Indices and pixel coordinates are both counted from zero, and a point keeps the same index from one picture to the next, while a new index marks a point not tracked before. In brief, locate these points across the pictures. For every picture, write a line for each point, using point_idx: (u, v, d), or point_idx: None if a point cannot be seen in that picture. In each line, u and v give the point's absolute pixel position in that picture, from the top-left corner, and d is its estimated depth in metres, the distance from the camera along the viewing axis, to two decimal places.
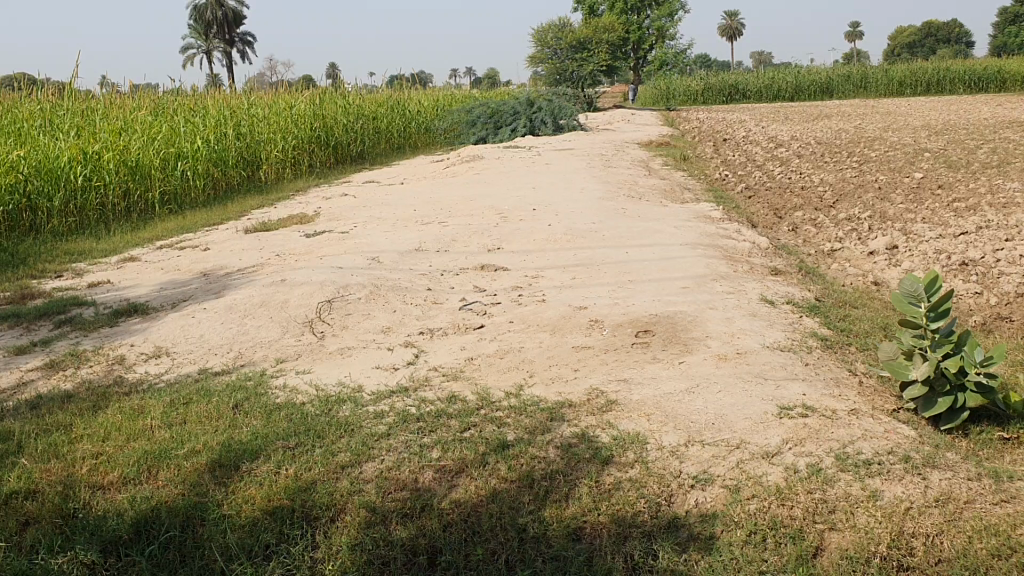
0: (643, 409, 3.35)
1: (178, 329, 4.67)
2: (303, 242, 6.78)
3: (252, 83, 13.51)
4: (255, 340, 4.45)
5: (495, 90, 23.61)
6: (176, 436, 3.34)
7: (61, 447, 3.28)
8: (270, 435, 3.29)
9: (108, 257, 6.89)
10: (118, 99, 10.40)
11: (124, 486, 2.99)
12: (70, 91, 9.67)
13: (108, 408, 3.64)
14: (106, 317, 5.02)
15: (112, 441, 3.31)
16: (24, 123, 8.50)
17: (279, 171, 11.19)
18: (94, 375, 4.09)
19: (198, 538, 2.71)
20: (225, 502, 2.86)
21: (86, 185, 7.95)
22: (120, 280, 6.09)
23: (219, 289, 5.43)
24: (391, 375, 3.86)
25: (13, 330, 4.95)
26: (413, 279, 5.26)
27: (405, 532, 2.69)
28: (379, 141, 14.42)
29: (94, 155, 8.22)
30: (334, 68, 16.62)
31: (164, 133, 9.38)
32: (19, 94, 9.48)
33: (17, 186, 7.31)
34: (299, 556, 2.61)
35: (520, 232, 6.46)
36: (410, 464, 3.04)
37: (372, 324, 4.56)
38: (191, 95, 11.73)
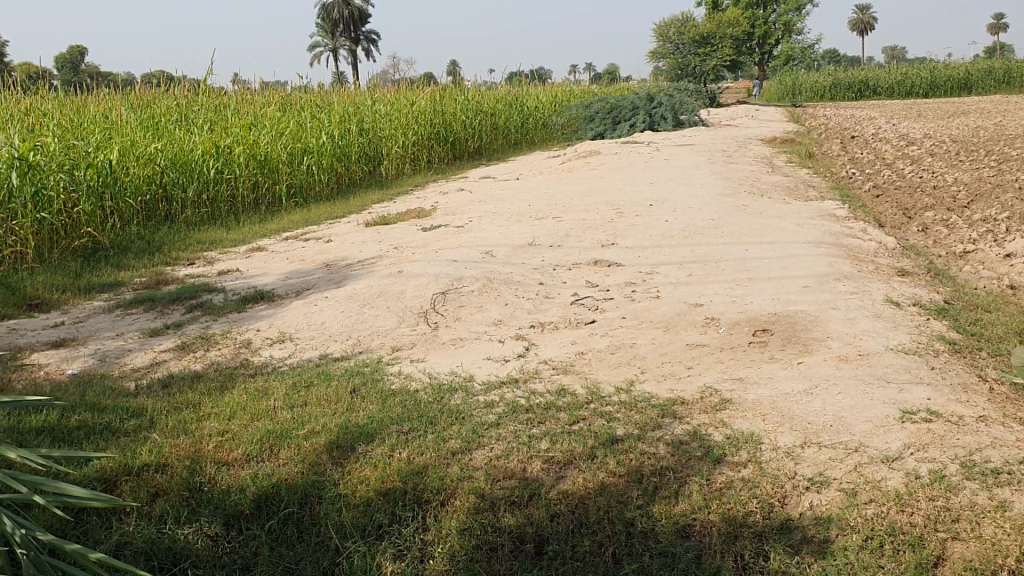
0: (759, 409, 3.29)
1: (301, 316, 4.84)
2: (421, 235, 6.91)
3: (376, 80, 13.84)
4: (373, 328, 4.57)
5: (614, 86, 23.45)
6: (296, 416, 3.47)
7: (190, 424, 3.45)
8: (385, 419, 3.38)
9: (237, 246, 7.19)
10: (249, 95, 10.83)
11: (246, 463, 3.13)
12: (204, 87, 10.11)
13: (234, 389, 3.81)
14: (234, 303, 5.24)
15: (237, 420, 3.46)
16: (163, 118, 8.93)
17: (399, 167, 11.45)
18: (222, 357, 4.28)
19: (314, 516, 2.81)
20: (341, 482, 2.96)
21: (219, 178, 8.31)
22: (249, 268, 6.34)
23: (340, 279, 5.59)
24: (502, 366, 3.90)
25: (148, 313, 5.22)
26: (527, 273, 5.29)
27: (513, 519, 2.72)
28: (497, 137, 14.57)
29: (226, 149, 8.58)
30: (455, 66, 16.87)
31: (292, 128, 9.72)
32: (159, 88, 9.96)
33: (154, 177, 7.69)
34: (410, 537, 2.68)
35: (636, 228, 6.42)
36: (519, 453, 3.07)
37: (484, 317, 4.61)
38: (318, 92, 12.11)
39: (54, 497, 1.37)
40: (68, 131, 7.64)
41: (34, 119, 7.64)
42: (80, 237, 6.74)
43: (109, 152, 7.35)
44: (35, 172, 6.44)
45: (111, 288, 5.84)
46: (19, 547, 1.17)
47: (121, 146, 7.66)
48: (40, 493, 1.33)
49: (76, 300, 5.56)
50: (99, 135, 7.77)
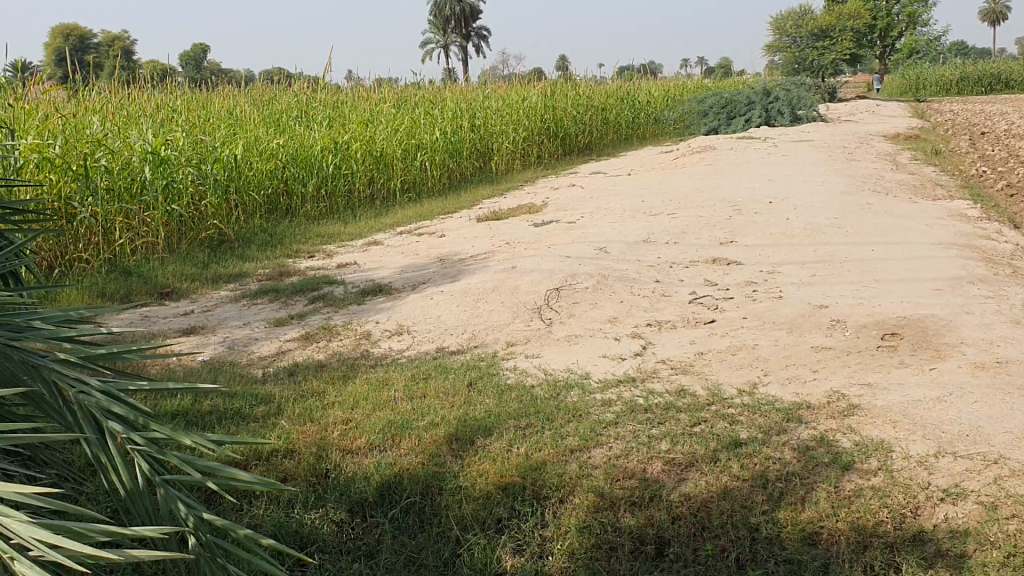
0: (889, 416, 3.18)
1: (419, 309, 4.92)
2: (534, 230, 6.94)
3: (487, 77, 13.95)
4: (488, 322, 4.61)
5: (726, 80, 22.95)
6: (415, 408, 3.53)
7: (315, 412, 3.55)
8: (503, 414, 3.40)
9: (354, 240, 7.36)
10: (365, 91, 11.07)
11: (369, 452, 3.20)
12: (323, 84, 10.38)
13: (356, 379, 3.90)
14: (354, 296, 5.36)
15: (359, 409, 3.54)
16: (284, 113, 9.20)
17: (510, 163, 11.52)
18: (343, 348, 4.39)
19: (435, 506, 2.85)
20: (461, 474, 2.99)
21: (336, 173, 8.53)
22: (366, 262, 6.48)
23: (455, 273, 5.66)
24: (619, 364, 3.88)
25: (273, 303, 5.40)
26: (643, 270, 5.24)
27: (634, 520, 2.70)
28: (607, 132, 14.50)
29: (344, 145, 8.80)
30: (565, 61, 16.88)
31: (406, 125, 9.89)
32: (280, 84, 10.27)
33: (276, 172, 7.94)
34: (529, 533, 2.69)
35: (756, 225, 6.29)
36: (639, 453, 3.04)
37: (600, 314, 4.59)
38: (431, 88, 12.28)
39: (220, 482, 1.42)
40: (197, 126, 7.94)
41: (165, 114, 7.96)
42: (206, 229, 7.01)
43: (234, 148, 7.61)
44: (166, 165, 6.71)
45: (237, 279, 6.06)
46: (189, 533, 1.22)
47: (246, 141, 7.92)
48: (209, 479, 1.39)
49: (205, 290, 5.79)
50: (225, 130, 8.06)
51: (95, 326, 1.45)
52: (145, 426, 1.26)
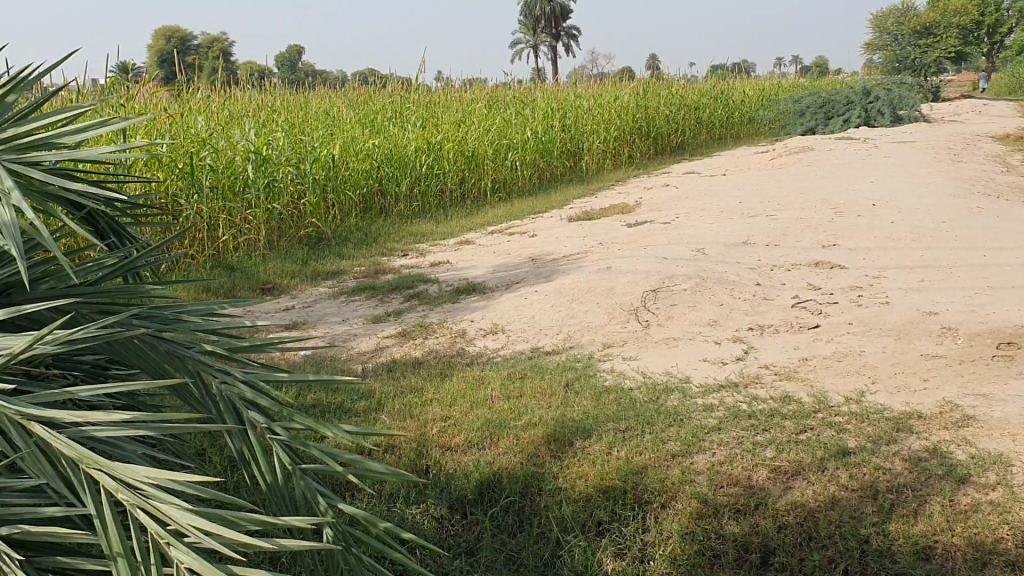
0: (1008, 428, 3.05)
1: (514, 309, 4.93)
2: (627, 230, 6.90)
3: (579, 76, 13.92)
4: (584, 323, 4.60)
5: (822, 79, 22.44)
6: (513, 407, 3.54)
7: (414, 408, 3.59)
8: (601, 416, 3.38)
9: (446, 239, 7.43)
10: (458, 91, 11.16)
11: (468, 450, 3.22)
12: (416, 85, 10.50)
13: (453, 377, 3.93)
14: (449, 294, 5.40)
15: (458, 407, 3.57)
16: (379, 114, 9.34)
17: (601, 163, 11.46)
18: (440, 346, 4.43)
19: (535, 507, 2.85)
20: (560, 475, 2.98)
21: (429, 172, 8.62)
22: (459, 261, 6.54)
23: (549, 273, 5.66)
24: (719, 369, 3.82)
25: (370, 300, 5.49)
26: (742, 272, 5.16)
27: (738, 527, 2.65)
28: (700, 131, 14.31)
29: (437, 145, 8.89)
30: (656, 60, 16.73)
31: (498, 125, 9.95)
32: (375, 83, 10.42)
33: (371, 172, 8.07)
34: (630, 537, 2.67)
35: (859, 228, 6.13)
36: (743, 460, 2.99)
37: (698, 317, 4.53)
38: (523, 88, 12.31)
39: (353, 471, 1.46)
40: (296, 126, 8.12)
41: (266, 115, 8.16)
42: (305, 227, 7.16)
43: (331, 148, 7.75)
44: (267, 165, 6.88)
45: (335, 276, 6.17)
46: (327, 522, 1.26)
47: (343, 141, 8.06)
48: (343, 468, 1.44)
49: (303, 287, 5.91)
50: (324, 130, 8.23)
51: (237, 319, 1.51)
52: (284, 417, 1.31)
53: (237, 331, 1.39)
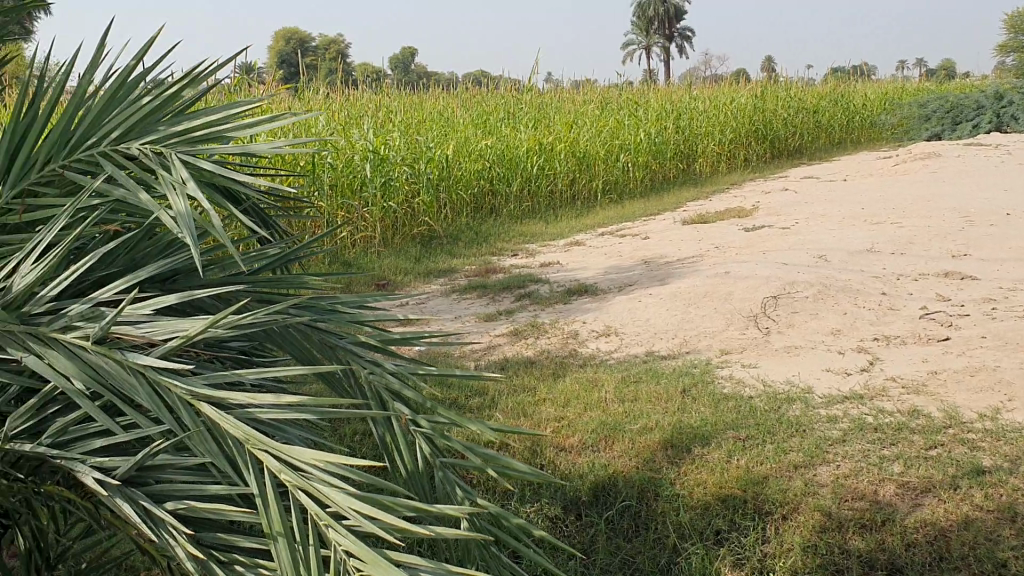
0: None
1: (628, 311, 4.90)
2: (743, 235, 6.77)
3: (693, 77, 13.71)
4: (700, 328, 4.53)
5: (948, 82, 21.54)
6: (628, 410, 3.51)
7: (528, 407, 3.58)
8: (720, 424, 3.32)
9: (557, 240, 7.42)
10: (572, 92, 11.14)
11: (583, 451, 3.19)
12: (530, 86, 10.53)
13: (567, 377, 3.92)
14: (561, 295, 5.40)
15: (572, 408, 3.55)
16: (492, 114, 9.41)
17: (715, 166, 11.26)
18: (553, 346, 4.43)
19: (651, 512, 2.80)
20: (678, 481, 2.94)
21: (540, 173, 8.64)
22: (571, 262, 6.52)
23: (663, 276, 5.59)
24: (843, 380, 3.71)
25: (482, 298, 5.53)
26: (866, 281, 4.99)
27: (864, 543, 2.56)
28: (818, 135, 13.90)
29: (549, 146, 8.91)
30: (772, 62, 16.35)
31: (611, 126, 9.89)
32: (488, 81, 10.46)
33: (483, 172, 8.12)
34: (750, 547, 2.59)
35: (991, 238, 5.86)
36: (870, 474, 2.90)
37: (820, 325, 4.41)
38: (636, 89, 12.20)
39: (496, 470, 1.49)
40: (412, 125, 8.24)
41: (383, 114, 8.31)
42: (419, 226, 7.22)
43: (446, 148, 7.85)
44: (385, 164, 6.97)
45: (446, 275, 6.21)
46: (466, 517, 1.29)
47: (457, 141, 8.15)
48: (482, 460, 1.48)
49: (415, 283, 5.97)
50: (438, 129, 8.34)
51: (384, 311, 1.54)
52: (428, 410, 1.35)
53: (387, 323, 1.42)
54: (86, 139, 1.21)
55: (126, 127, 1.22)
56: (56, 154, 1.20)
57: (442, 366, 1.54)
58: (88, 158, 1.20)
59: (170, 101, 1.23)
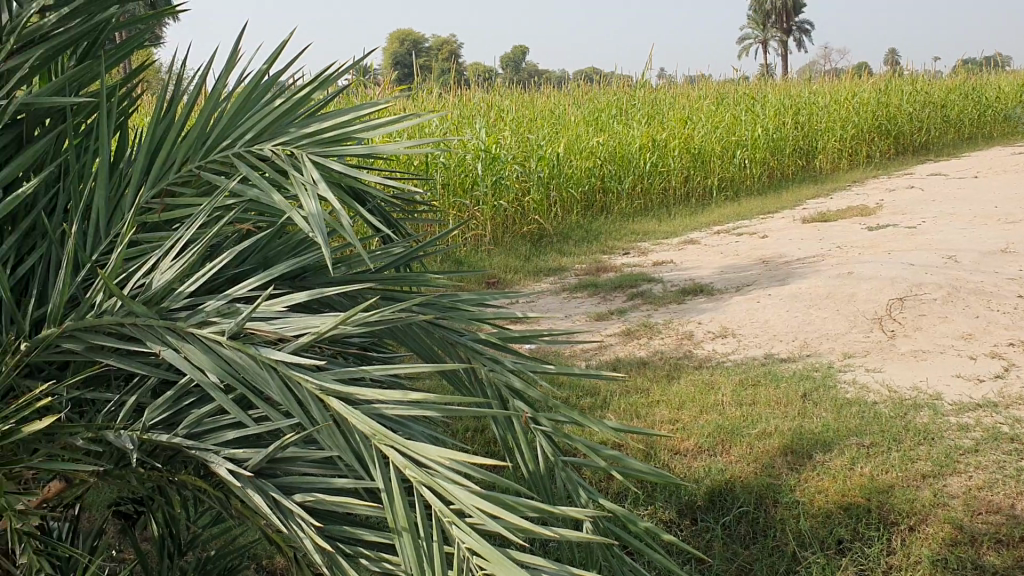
0: None
1: (745, 312, 4.79)
2: (866, 234, 6.53)
3: (812, 71, 13.31)
4: (821, 331, 4.39)
5: None
6: (747, 415, 3.42)
7: (642, 408, 3.52)
8: (843, 430, 3.21)
9: (670, 238, 7.31)
10: (686, 88, 10.97)
11: (699, 455, 3.13)
12: (643, 82, 10.41)
13: (682, 379, 3.85)
14: (675, 294, 5.32)
15: (687, 410, 3.48)
16: (605, 111, 9.34)
17: (836, 163, 10.91)
18: (667, 347, 4.37)
19: (771, 518, 2.72)
20: (798, 488, 2.85)
21: (653, 170, 8.54)
22: (685, 261, 6.42)
23: (782, 277, 5.44)
24: (975, 387, 3.54)
25: (594, 297, 5.49)
26: (1000, 283, 4.75)
27: (999, 560, 2.44)
28: (946, 130, 13.31)
29: (662, 143, 8.81)
30: (896, 54, 15.73)
31: (727, 122, 9.70)
32: (600, 77, 10.39)
33: (595, 169, 8.06)
34: (874, 558, 2.49)
35: None
36: (1005, 487, 2.75)
37: (950, 329, 4.21)
38: (753, 84, 11.92)
39: (620, 470, 1.47)
40: (524, 124, 8.26)
41: (495, 113, 8.34)
42: (530, 224, 7.17)
43: (557, 146, 7.84)
44: (496, 163, 6.98)
45: (557, 273, 6.16)
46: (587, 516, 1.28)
47: (569, 139, 8.14)
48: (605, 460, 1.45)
49: (526, 281, 5.96)
50: (550, 127, 8.34)
51: (504, 309, 1.54)
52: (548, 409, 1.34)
53: (508, 320, 1.42)
54: (220, 142, 1.25)
55: (258, 128, 1.25)
56: (193, 155, 1.24)
57: (563, 365, 1.53)
58: (222, 160, 1.24)
59: (301, 103, 1.26)
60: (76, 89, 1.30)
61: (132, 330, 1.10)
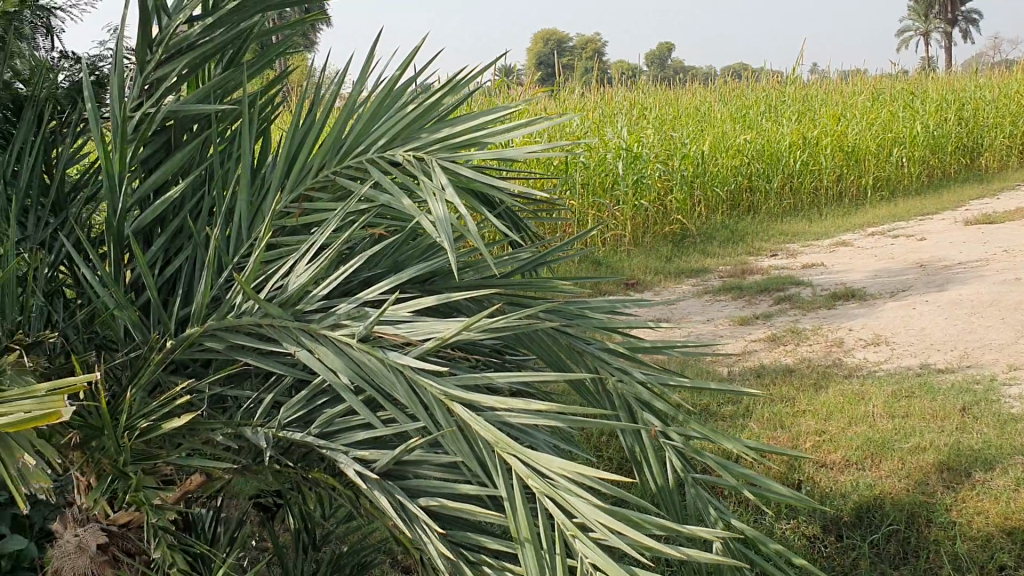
0: None
1: (899, 319, 4.55)
2: None
3: (978, 64, 12.55)
4: (984, 341, 4.12)
5: None
6: (899, 428, 3.24)
7: (786, 417, 3.37)
8: (1006, 448, 3.00)
9: (820, 240, 7.03)
10: (840, 83, 10.53)
11: (845, 469, 2.96)
12: (793, 78, 10.05)
13: (830, 389, 3.67)
14: (825, 299, 5.10)
15: (834, 422, 3.31)
16: (753, 109, 9.07)
17: (1005, 161, 10.22)
18: (814, 354, 4.19)
19: (924, 538, 2.55)
20: (955, 508, 2.67)
21: (803, 169, 8.23)
22: (835, 264, 6.16)
23: (941, 282, 5.14)
24: None
25: (738, 300, 5.33)
26: None
27: None
28: None
29: (813, 141, 8.50)
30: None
31: (883, 119, 9.27)
32: (748, 73, 10.10)
33: (742, 168, 7.85)
34: None
35: None
36: None
37: None
38: (912, 79, 11.34)
39: (751, 489, 1.43)
40: (668, 122, 8.12)
41: (638, 111, 8.21)
42: (672, 224, 7.01)
43: (702, 144, 7.67)
44: (638, 162, 6.86)
45: (700, 274, 6.00)
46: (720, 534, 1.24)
47: (713, 137, 7.96)
48: (736, 478, 1.40)
49: (667, 281, 5.82)
50: (695, 126, 8.17)
51: (638, 316, 1.49)
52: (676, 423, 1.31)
53: (638, 328, 1.38)
54: (355, 146, 1.26)
55: (392, 134, 1.25)
56: (329, 160, 1.25)
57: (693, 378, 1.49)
58: (356, 165, 1.25)
59: (432, 107, 1.25)
60: (220, 96, 1.34)
61: (269, 330, 1.12)
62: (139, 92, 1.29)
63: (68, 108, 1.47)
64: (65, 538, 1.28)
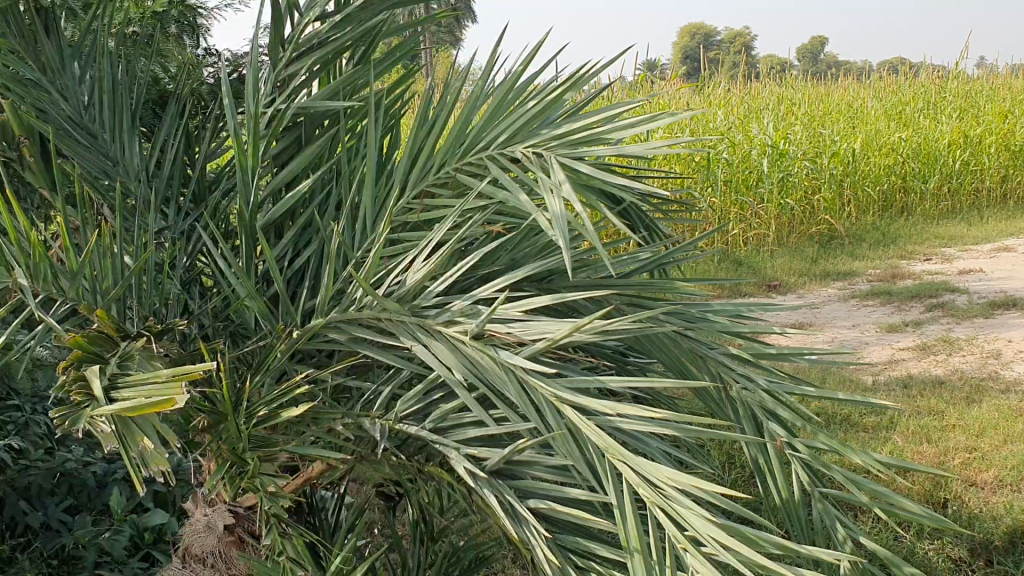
0: None
1: None
2: None
3: None
4: None
5: None
6: None
7: (934, 432, 3.17)
8: None
9: (980, 244, 6.61)
10: (1009, 78, 9.86)
11: (999, 490, 2.75)
12: (957, 72, 9.48)
13: (984, 404, 3.44)
14: (982, 307, 4.79)
15: (988, 439, 3.09)
16: (910, 105, 8.61)
17: None
18: (968, 366, 3.93)
19: None
20: None
21: (965, 168, 7.75)
22: (995, 270, 5.78)
23: None
24: None
25: (886, 306, 5.07)
26: None
27: None
28: None
29: (976, 139, 8.00)
30: None
31: None
32: (906, 68, 9.61)
33: (895, 167, 7.47)
34: None
35: None
36: None
37: None
38: None
39: (884, 507, 1.35)
40: (817, 118, 7.80)
41: (785, 107, 7.92)
42: (819, 224, 6.66)
43: (853, 142, 7.34)
44: (784, 159, 6.62)
45: (846, 277, 5.74)
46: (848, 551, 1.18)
47: (865, 135, 7.61)
48: (868, 494, 1.33)
49: (812, 284, 5.59)
50: (845, 123, 7.82)
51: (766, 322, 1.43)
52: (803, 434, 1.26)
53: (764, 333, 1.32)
54: (476, 142, 1.26)
55: (512, 129, 1.25)
56: (450, 157, 1.26)
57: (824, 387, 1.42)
58: (477, 161, 1.25)
59: (553, 103, 1.24)
60: (349, 94, 1.38)
61: (387, 324, 1.13)
62: (272, 89, 1.34)
63: (209, 101, 1.59)
64: (197, 517, 1.34)
